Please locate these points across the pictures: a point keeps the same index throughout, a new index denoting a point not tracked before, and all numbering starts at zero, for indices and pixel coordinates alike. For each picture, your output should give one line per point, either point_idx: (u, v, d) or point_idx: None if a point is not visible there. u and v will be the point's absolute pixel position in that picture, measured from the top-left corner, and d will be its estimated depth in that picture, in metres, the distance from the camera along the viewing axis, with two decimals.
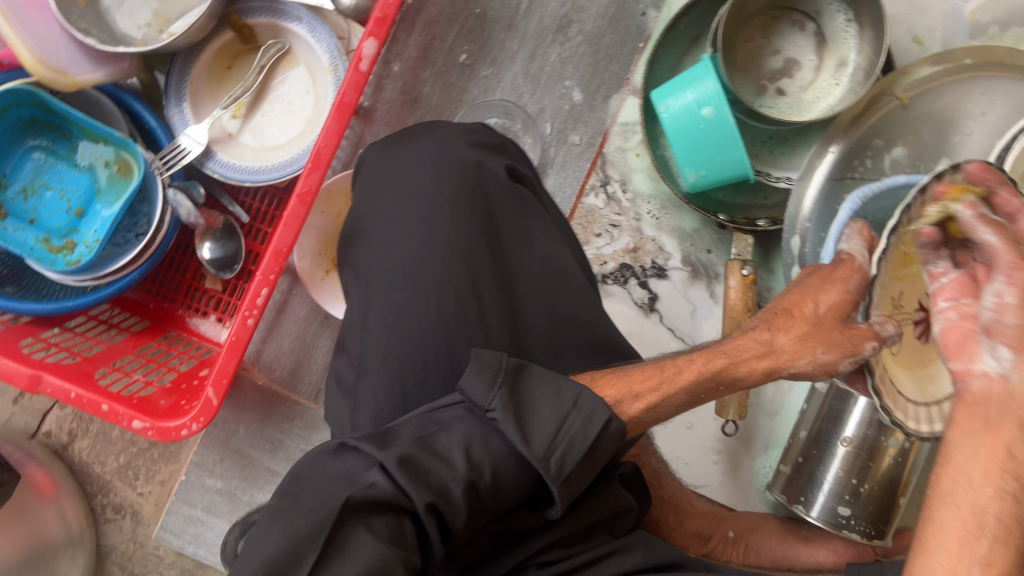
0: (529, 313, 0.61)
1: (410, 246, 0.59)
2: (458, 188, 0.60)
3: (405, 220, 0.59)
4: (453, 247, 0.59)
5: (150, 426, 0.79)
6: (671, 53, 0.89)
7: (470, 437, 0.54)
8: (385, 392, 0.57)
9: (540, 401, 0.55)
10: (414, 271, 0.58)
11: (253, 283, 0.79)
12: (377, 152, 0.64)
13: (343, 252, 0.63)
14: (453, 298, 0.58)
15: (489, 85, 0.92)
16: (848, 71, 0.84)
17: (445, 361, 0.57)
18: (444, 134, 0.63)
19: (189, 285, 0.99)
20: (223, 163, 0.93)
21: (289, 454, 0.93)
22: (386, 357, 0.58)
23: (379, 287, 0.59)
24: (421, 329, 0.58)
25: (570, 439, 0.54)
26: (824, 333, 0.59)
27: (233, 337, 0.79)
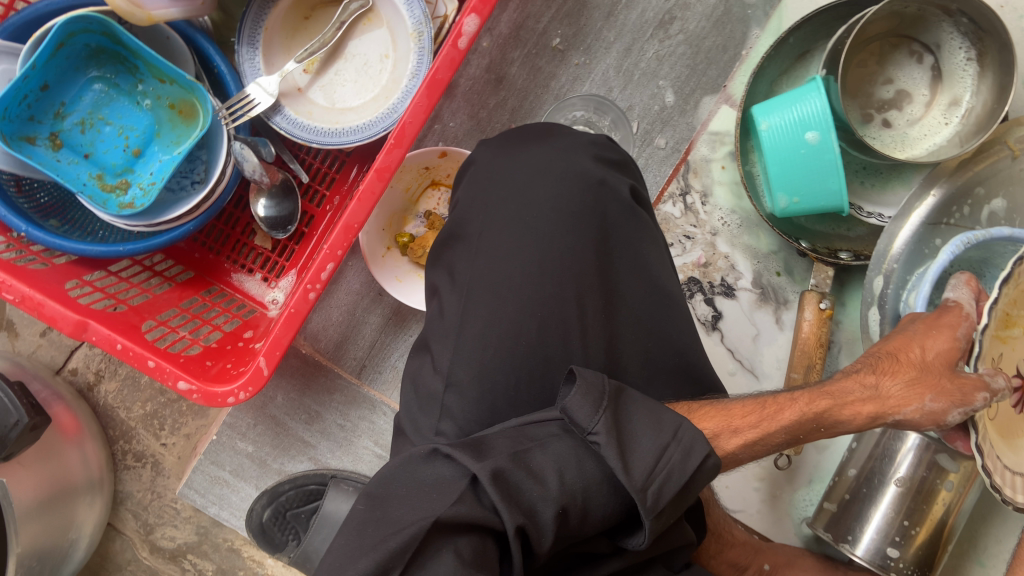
0: (628, 337, 0.61)
1: (520, 258, 0.58)
2: (577, 204, 0.59)
3: (517, 229, 0.59)
4: (564, 265, 0.58)
5: (197, 390, 0.76)
6: (776, 66, 0.85)
7: (564, 458, 0.55)
8: (474, 406, 0.58)
9: (639, 429, 0.56)
10: (520, 284, 0.58)
11: (320, 256, 0.75)
12: (493, 152, 0.62)
13: (441, 250, 0.63)
14: (556, 317, 0.58)
15: (579, 74, 0.88)
16: (960, 112, 0.80)
17: (539, 379, 0.58)
18: (568, 143, 0.61)
19: (237, 240, 0.96)
20: (290, 119, 0.88)
21: (325, 428, 0.91)
22: (480, 367, 0.58)
23: (479, 294, 0.59)
24: (521, 343, 0.58)
25: (668, 471, 0.54)
26: (932, 379, 0.60)
27: (292, 309, 0.76)
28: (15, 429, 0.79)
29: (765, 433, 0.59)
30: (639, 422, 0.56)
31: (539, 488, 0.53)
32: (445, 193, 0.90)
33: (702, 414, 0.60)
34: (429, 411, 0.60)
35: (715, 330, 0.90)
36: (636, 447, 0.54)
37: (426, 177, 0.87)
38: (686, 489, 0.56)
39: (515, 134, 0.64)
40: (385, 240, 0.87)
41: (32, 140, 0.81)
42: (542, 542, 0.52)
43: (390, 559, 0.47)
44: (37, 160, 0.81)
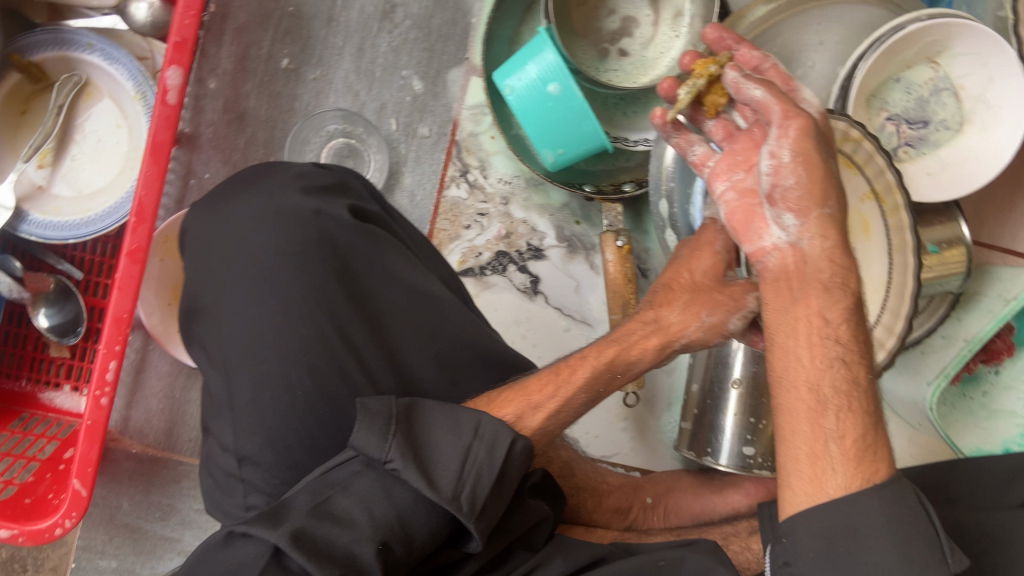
0: (410, 351, 0.60)
1: (262, 311, 0.56)
2: (304, 238, 0.57)
3: (252, 284, 0.56)
4: (309, 304, 0.56)
5: (20, 532, 0.73)
6: (507, 24, 0.84)
7: (370, 493, 0.51)
8: (274, 471, 0.55)
9: (440, 438, 0.53)
10: (276, 336, 0.55)
11: (98, 358, 0.72)
12: (207, 214, 0.60)
13: (194, 329, 0.59)
14: (324, 357, 0.56)
15: (320, 88, 0.88)
16: (685, 21, 0.82)
17: (331, 422, 0.55)
18: (273, 184, 0.60)
19: (33, 358, 0.88)
20: (40, 222, 0.82)
21: (184, 517, 0.86)
22: (266, 434, 0.55)
23: (239, 363, 0.56)
24: (296, 396, 0.55)
25: (478, 470, 0.52)
26: (705, 296, 0.61)
27: (88, 421, 0.73)
28: None
29: (564, 400, 0.59)
30: (438, 430, 0.53)
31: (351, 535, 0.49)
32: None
33: (502, 400, 0.58)
34: (234, 489, 0.57)
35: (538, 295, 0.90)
36: (438, 459, 0.51)
37: None
38: (504, 482, 0.53)
39: (226, 188, 0.61)
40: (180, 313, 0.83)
41: None
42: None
43: None
44: None
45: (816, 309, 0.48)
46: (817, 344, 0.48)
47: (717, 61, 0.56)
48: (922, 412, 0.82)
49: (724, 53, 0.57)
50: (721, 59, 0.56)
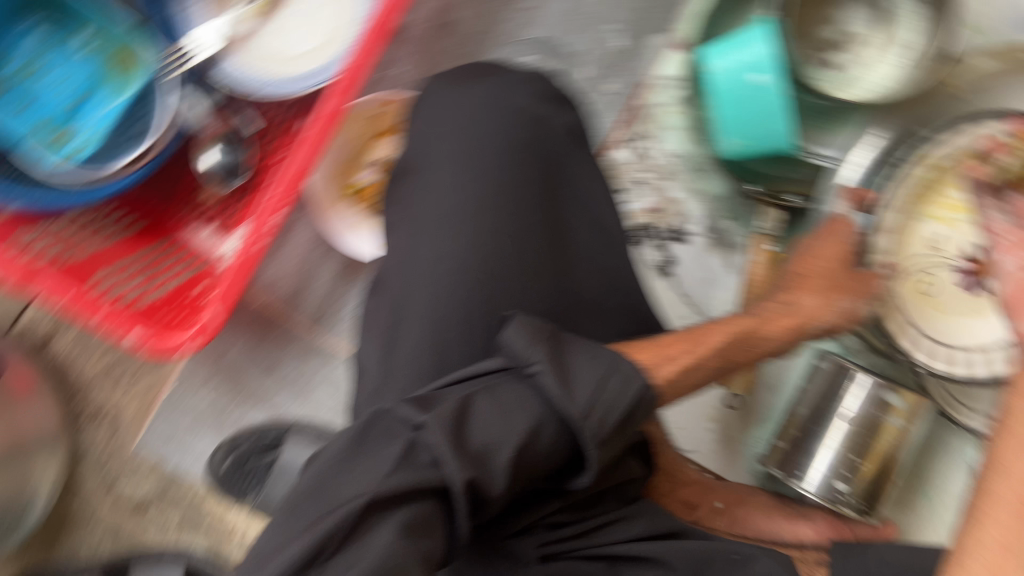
0: (579, 277, 0.62)
1: (466, 185, 0.59)
2: (521, 133, 0.62)
3: (465, 159, 0.60)
4: (508, 193, 0.60)
5: (149, 338, 0.77)
6: (725, 8, 0.85)
7: (508, 404, 0.50)
8: (424, 340, 0.56)
9: (579, 363, 0.53)
10: (473, 212, 0.59)
11: (269, 203, 0.76)
12: (435, 92, 0.65)
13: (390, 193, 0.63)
14: (511, 247, 0.59)
15: (528, 18, 0.89)
16: (905, 53, 0.81)
17: (489, 310, 0.57)
18: (508, 82, 0.65)
19: (187, 192, 0.94)
20: (236, 69, 0.87)
21: (283, 375, 0.93)
22: (435, 304, 0.57)
23: (431, 230, 0.59)
24: (474, 276, 0.57)
25: (610, 401, 0.52)
26: (840, 283, 0.74)
27: (242, 257, 0.77)
28: None
29: (695, 362, 0.61)
30: (578, 355, 0.53)
31: (491, 436, 0.48)
32: (392, 141, 0.88)
33: (643, 347, 0.59)
34: (375, 350, 0.59)
35: (669, 275, 0.90)
36: (577, 378, 0.52)
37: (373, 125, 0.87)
38: (631, 424, 0.53)
39: (457, 77, 0.66)
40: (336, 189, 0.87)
41: None
42: (493, 485, 0.47)
43: (327, 538, 0.43)
44: None
45: None
46: None
47: None
48: None
49: None
50: None
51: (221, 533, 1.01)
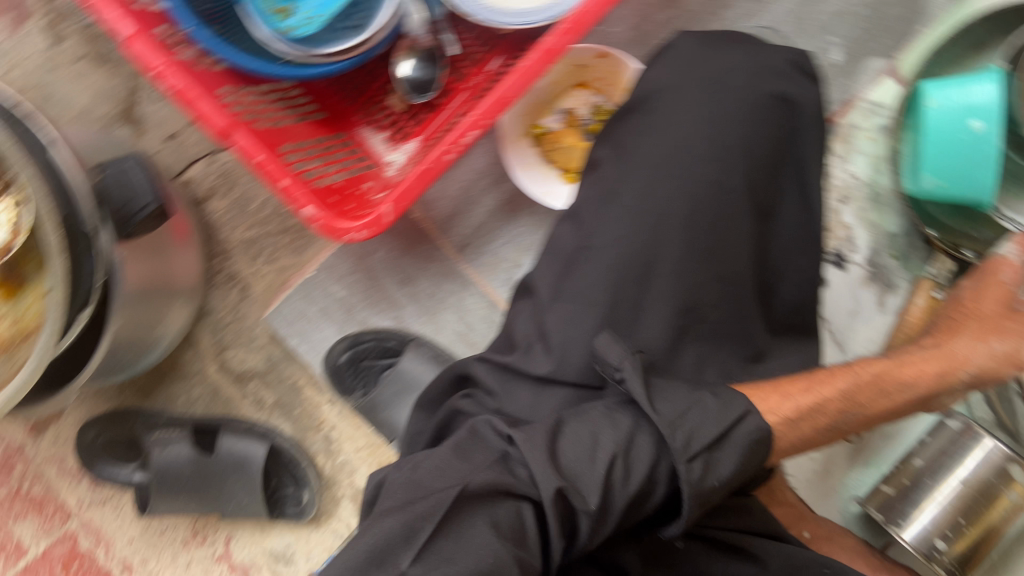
0: (758, 234, 0.71)
1: (703, 129, 0.69)
2: (758, 101, 0.71)
3: (701, 108, 0.70)
4: (736, 149, 0.69)
5: (321, 220, 0.79)
6: (956, 49, 0.83)
7: (601, 425, 0.58)
8: (630, 242, 0.66)
9: (673, 389, 0.61)
10: (696, 149, 0.68)
11: (467, 121, 0.78)
12: (694, 40, 0.74)
13: (623, 116, 0.73)
14: (715, 194, 0.68)
15: (755, 10, 0.88)
16: None
17: (689, 238, 0.67)
18: (766, 56, 0.73)
19: (371, 95, 0.98)
20: None
21: (416, 292, 0.95)
22: (635, 220, 0.67)
23: (652, 158, 0.68)
24: (673, 209, 0.67)
25: (699, 420, 0.58)
26: (991, 322, 0.73)
27: (428, 165, 0.80)
28: (144, 211, 0.81)
29: (821, 399, 0.65)
30: (673, 385, 0.61)
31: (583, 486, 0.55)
32: (588, 96, 0.90)
33: (758, 389, 0.65)
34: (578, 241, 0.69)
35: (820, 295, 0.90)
36: (666, 397, 0.59)
37: (576, 75, 0.89)
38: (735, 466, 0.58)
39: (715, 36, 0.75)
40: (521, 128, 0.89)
41: None
42: (588, 499, 0.54)
43: (418, 520, 0.52)
44: None
45: None
46: None
47: None
48: None
49: None
50: None
51: (307, 427, 1.06)
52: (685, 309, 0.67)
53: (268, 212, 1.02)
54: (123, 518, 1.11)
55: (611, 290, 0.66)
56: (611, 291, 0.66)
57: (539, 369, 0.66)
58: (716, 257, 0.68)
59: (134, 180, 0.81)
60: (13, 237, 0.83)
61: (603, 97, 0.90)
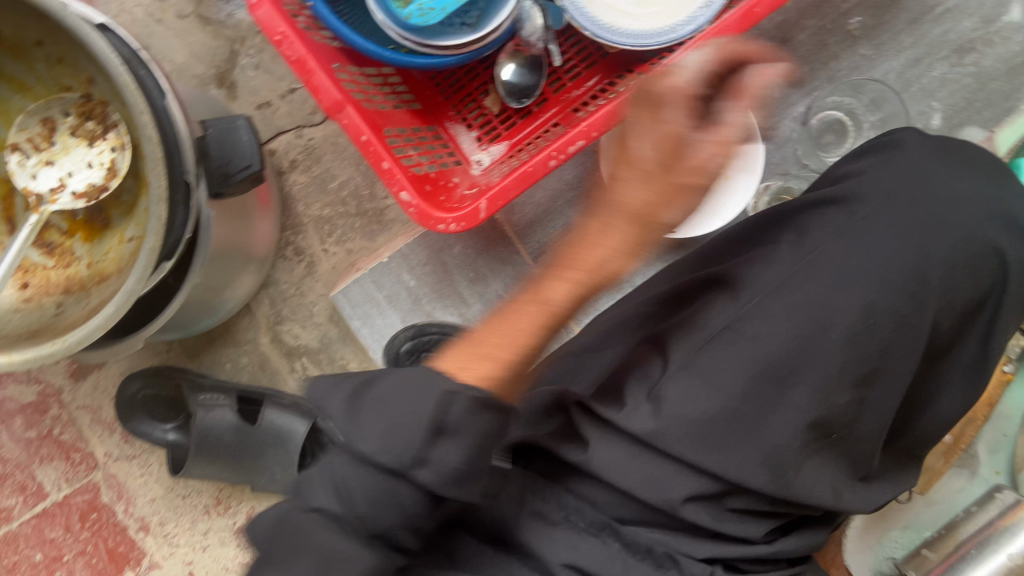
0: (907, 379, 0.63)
1: (895, 242, 0.60)
2: (975, 250, 0.60)
3: (913, 220, 0.60)
4: (920, 276, 0.59)
5: (417, 206, 0.80)
6: None
7: (334, 470, 0.53)
8: (781, 340, 0.57)
9: (382, 407, 0.52)
10: (882, 256, 0.59)
11: (577, 131, 0.80)
12: (928, 145, 0.64)
13: (810, 201, 0.64)
14: (893, 327, 0.59)
15: (861, 64, 0.93)
16: None
17: (843, 356, 0.58)
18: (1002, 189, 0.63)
19: (468, 93, 1.00)
20: None
21: (485, 293, 0.96)
22: (790, 317, 0.58)
23: (824, 257, 0.60)
24: (841, 320, 0.58)
25: (405, 426, 0.50)
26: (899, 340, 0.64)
27: (530, 168, 0.80)
28: (244, 171, 0.80)
29: (538, 319, 0.60)
30: (385, 405, 0.52)
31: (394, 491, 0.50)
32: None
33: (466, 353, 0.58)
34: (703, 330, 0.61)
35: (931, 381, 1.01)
36: (382, 412, 0.55)
37: None
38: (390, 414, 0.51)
39: (949, 142, 0.66)
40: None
41: None
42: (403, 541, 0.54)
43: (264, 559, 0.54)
44: None
45: (635, 211, 0.57)
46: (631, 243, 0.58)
47: None
48: None
49: None
50: None
51: None
52: (821, 423, 0.58)
53: (347, 194, 1.02)
54: (150, 476, 1.10)
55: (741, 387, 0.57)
56: (753, 384, 0.57)
57: (639, 426, 0.56)
58: (871, 385, 0.59)
59: (240, 140, 0.80)
60: (108, 178, 0.82)
61: None
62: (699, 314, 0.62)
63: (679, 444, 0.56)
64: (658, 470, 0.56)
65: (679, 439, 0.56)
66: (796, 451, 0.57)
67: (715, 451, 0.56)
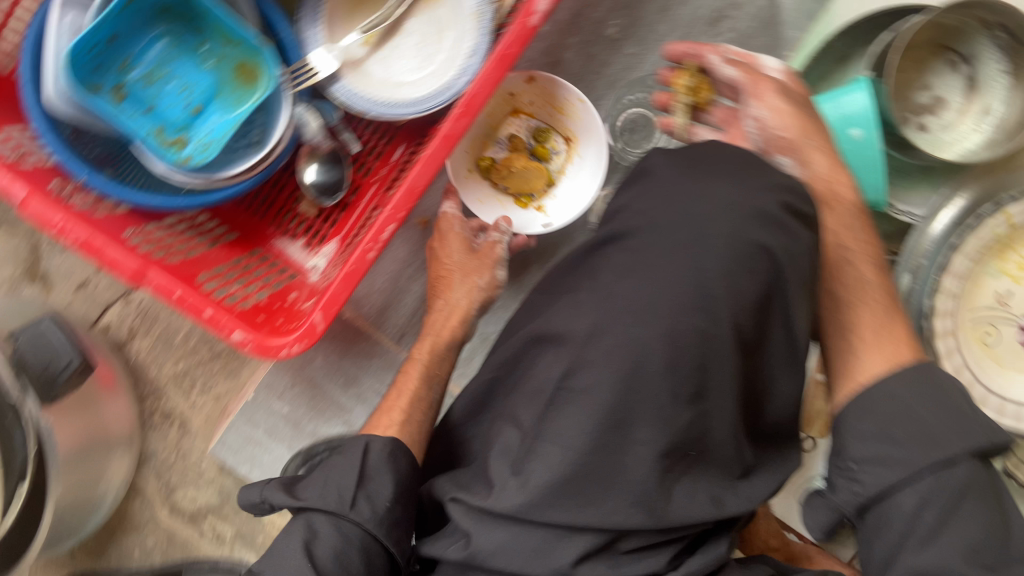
0: (747, 379, 0.62)
1: (671, 259, 0.60)
2: (741, 253, 0.60)
3: (680, 241, 0.61)
4: (702, 290, 0.59)
5: (252, 340, 0.78)
6: (819, 68, 0.90)
7: (306, 536, 0.67)
8: (606, 388, 0.57)
9: (314, 481, 0.70)
10: (668, 280, 0.59)
11: (383, 217, 0.79)
12: (674, 167, 0.66)
13: (596, 251, 0.66)
14: (699, 343, 0.58)
15: (630, 63, 0.98)
16: (990, 121, 0.85)
17: (667, 387, 0.58)
18: (756, 183, 0.63)
19: (282, 206, 0.98)
20: (348, 89, 0.91)
21: (360, 393, 0.97)
22: (609, 364, 0.58)
23: (619, 293, 0.61)
24: (652, 356, 0.57)
25: (337, 480, 0.70)
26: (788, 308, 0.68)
27: (351, 267, 0.79)
28: (67, 370, 0.81)
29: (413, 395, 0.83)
30: (315, 479, 0.71)
31: (329, 522, 0.68)
32: (525, 121, 0.97)
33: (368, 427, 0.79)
34: (539, 396, 0.62)
35: None
36: (307, 483, 0.71)
37: (509, 103, 0.96)
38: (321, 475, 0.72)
39: (700, 151, 0.67)
40: (466, 164, 0.95)
41: (98, 90, 0.83)
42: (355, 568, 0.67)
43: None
44: (101, 110, 0.79)
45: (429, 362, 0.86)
46: (438, 351, 0.87)
47: (690, 68, 0.85)
48: None
49: (689, 61, 0.85)
50: (691, 68, 0.85)
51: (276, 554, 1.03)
52: (675, 449, 0.58)
53: (196, 341, 0.99)
54: None
55: (586, 446, 0.57)
56: (594, 439, 0.58)
57: (510, 503, 0.58)
58: (705, 398, 0.59)
59: (52, 341, 0.81)
60: None
61: (540, 118, 0.97)
62: (534, 383, 0.63)
63: (550, 509, 0.58)
64: (545, 539, 0.59)
65: (548, 505, 0.58)
66: (660, 481, 0.58)
67: (585, 507, 0.58)
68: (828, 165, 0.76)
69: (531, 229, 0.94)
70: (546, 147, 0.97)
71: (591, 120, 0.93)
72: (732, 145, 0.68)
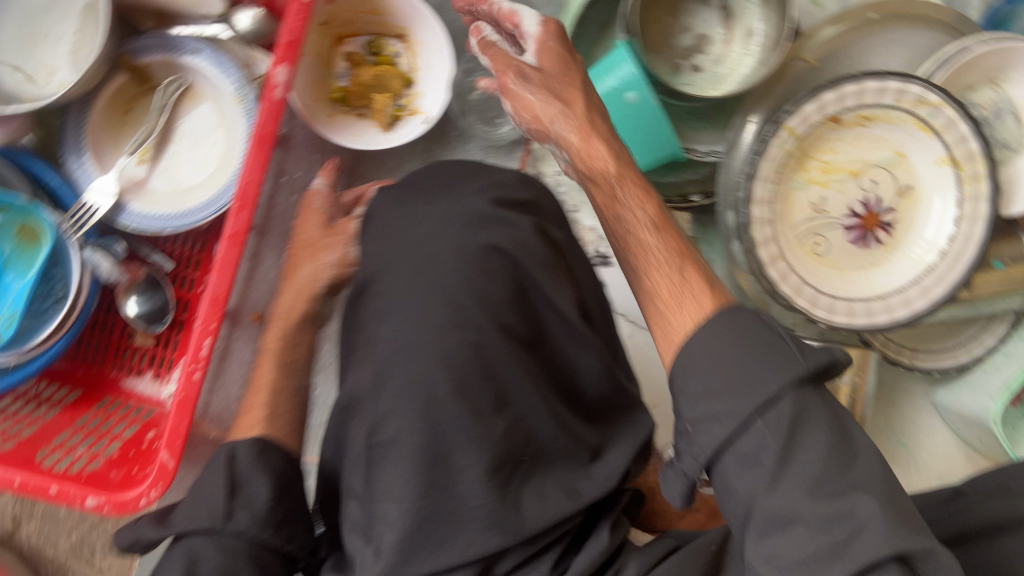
0: (543, 371, 0.62)
1: (417, 292, 0.61)
2: (469, 257, 0.62)
3: (416, 268, 0.62)
4: (455, 304, 0.59)
5: (106, 501, 0.76)
6: (584, 41, 0.90)
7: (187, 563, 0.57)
8: (409, 426, 0.56)
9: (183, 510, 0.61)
10: (424, 310, 0.59)
11: (195, 334, 0.75)
12: (390, 205, 0.68)
13: (357, 303, 0.65)
14: (476, 355, 0.58)
15: None
16: (755, 40, 0.86)
17: (467, 405, 0.57)
18: (465, 194, 0.66)
19: (118, 345, 0.94)
20: (138, 213, 0.88)
21: None
22: (407, 405, 0.57)
23: (391, 338, 0.60)
24: (438, 382, 0.57)
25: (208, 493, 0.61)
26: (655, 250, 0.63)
27: (181, 394, 0.75)
28: None
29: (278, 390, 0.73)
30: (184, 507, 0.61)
31: (211, 544, 0.58)
32: (353, 44, 0.96)
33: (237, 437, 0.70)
34: (357, 467, 0.59)
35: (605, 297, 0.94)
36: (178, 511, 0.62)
37: (329, 36, 0.93)
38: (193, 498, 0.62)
39: (410, 185, 0.70)
40: (325, 110, 0.92)
41: None
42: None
43: None
44: None
45: (292, 367, 0.76)
46: (294, 343, 0.77)
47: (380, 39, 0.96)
48: (984, 425, 0.89)
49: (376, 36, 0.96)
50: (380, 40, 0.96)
51: None
52: (503, 460, 0.56)
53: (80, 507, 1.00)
54: None
55: (417, 490, 0.54)
56: (419, 480, 0.55)
57: None
58: (510, 403, 0.58)
59: None
60: None
61: (365, 35, 0.96)
62: (349, 456, 0.60)
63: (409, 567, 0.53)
64: None
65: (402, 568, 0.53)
66: (501, 496, 0.55)
67: (440, 549, 0.54)
68: (580, 130, 0.68)
69: (414, 130, 0.92)
70: (386, 55, 0.96)
71: (408, 8, 0.91)
72: (445, 166, 0.71)
